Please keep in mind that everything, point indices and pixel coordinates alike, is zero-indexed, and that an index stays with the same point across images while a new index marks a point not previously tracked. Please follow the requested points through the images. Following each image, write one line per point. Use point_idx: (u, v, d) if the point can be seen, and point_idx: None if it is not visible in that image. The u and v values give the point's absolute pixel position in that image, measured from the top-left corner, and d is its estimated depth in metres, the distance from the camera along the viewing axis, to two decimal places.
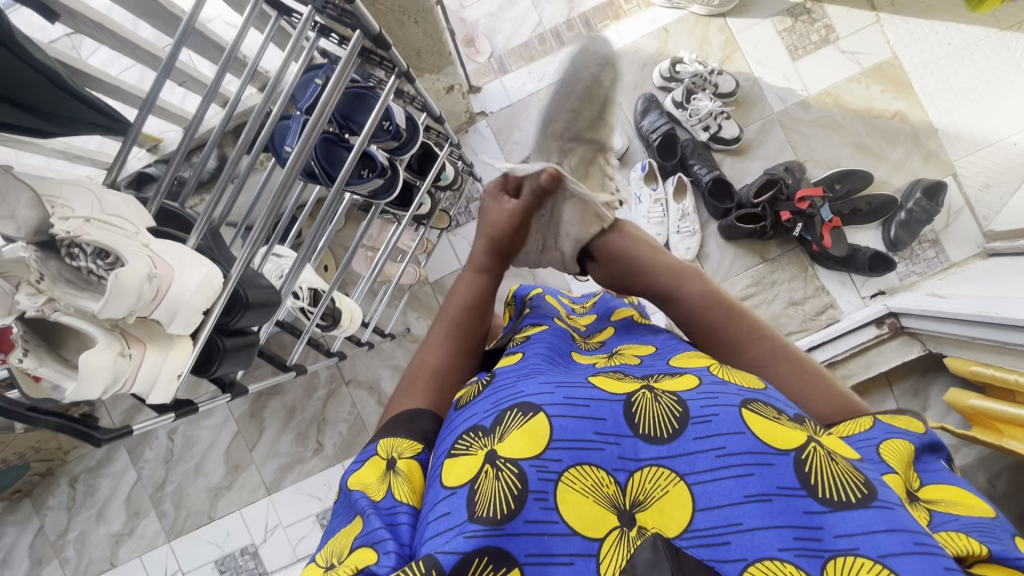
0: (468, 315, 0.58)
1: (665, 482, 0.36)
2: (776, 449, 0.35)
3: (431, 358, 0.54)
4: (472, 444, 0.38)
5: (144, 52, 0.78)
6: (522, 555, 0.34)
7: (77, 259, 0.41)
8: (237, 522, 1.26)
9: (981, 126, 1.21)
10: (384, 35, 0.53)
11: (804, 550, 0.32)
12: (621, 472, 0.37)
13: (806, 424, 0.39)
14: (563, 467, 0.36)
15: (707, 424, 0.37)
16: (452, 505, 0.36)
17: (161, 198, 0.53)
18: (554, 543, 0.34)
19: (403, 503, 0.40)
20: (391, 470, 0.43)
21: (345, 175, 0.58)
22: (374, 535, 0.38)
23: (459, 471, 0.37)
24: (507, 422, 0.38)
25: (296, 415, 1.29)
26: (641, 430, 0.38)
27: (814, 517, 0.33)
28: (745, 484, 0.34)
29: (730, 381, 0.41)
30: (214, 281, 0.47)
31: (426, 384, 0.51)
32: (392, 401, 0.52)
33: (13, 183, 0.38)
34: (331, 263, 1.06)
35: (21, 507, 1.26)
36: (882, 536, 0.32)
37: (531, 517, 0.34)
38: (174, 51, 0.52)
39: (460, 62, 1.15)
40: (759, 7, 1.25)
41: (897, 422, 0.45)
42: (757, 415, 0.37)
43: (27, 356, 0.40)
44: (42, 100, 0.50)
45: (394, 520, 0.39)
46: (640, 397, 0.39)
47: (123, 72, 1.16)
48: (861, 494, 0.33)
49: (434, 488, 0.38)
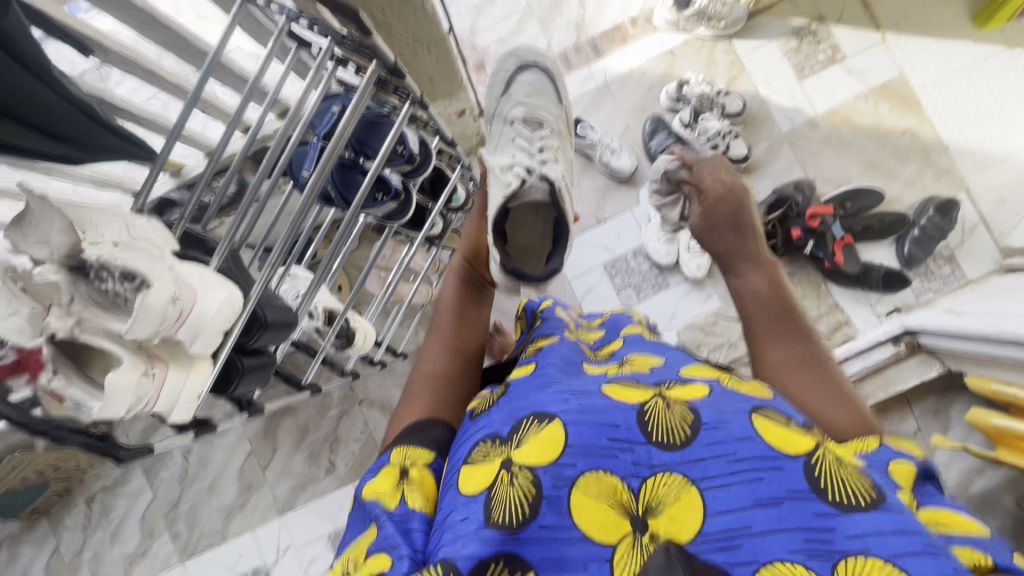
0: (453, 319, 0.60)
1: (677, 487, 0.35)
2: (786, 454, 0.35)
3: (428, 363, 0.56)
4: (489, 453, 0.38)
5: (170, 84, 0.81)
6: (536, 560, 0.34)
7: (105, 281, 0.42)
8: (249, 542, 1.26)
9: (993, 143, 1.21)
10: (400, 65, 0.56)
11: (814, 551, 0.32)
12: (634, 478, 0.36)
13: (815, 431, 0.38)
14: (577, 471, 0.36)
15: (719, 431, 0.36)
16: (469, 510, 0.35)
17: (185, 223, 0.55)
18: (569, 548, 0.34)
19: (417, 510, 0.41)
20: (404, 479, 0.43)
21: (360, 199, 0.60)
22: (389, 540, 0.39)
23: (477, 478, 0.37)
24: (523, 430, 0.38)
25: (309, 435, 1.30)
26: (654, 437, 0.37)
27: (825, 520, 0.33)
28: (756, 489, 0.34)
29: (740, 391, 0.42)
30: (235, 302, 0.49)
31: (422, 386, 0.53)
32: (398, 409, 0.53)
33: (48, 211, 0.40)
34: (345, 283, 1.09)
35: (39, 527, 1.28)
36: (893, 537, 0.31)
37: (545, 522, 0.35)
38: (202, 81, 0.55)
39: (471, 86, 1.18)
40: (765, 29, 1.27)
41: (899, 444, 0.45)
42: (766, 422, 0.37)
43: (55, 376, 0.42)
44: (69, 128, 0.52)
45: (408, 527, 0.40)
46: (653, 404, 0.39)
47: (148, 102, 1.21)
48: (871, 498, 0.33)
49: (450, 494, 0.38)
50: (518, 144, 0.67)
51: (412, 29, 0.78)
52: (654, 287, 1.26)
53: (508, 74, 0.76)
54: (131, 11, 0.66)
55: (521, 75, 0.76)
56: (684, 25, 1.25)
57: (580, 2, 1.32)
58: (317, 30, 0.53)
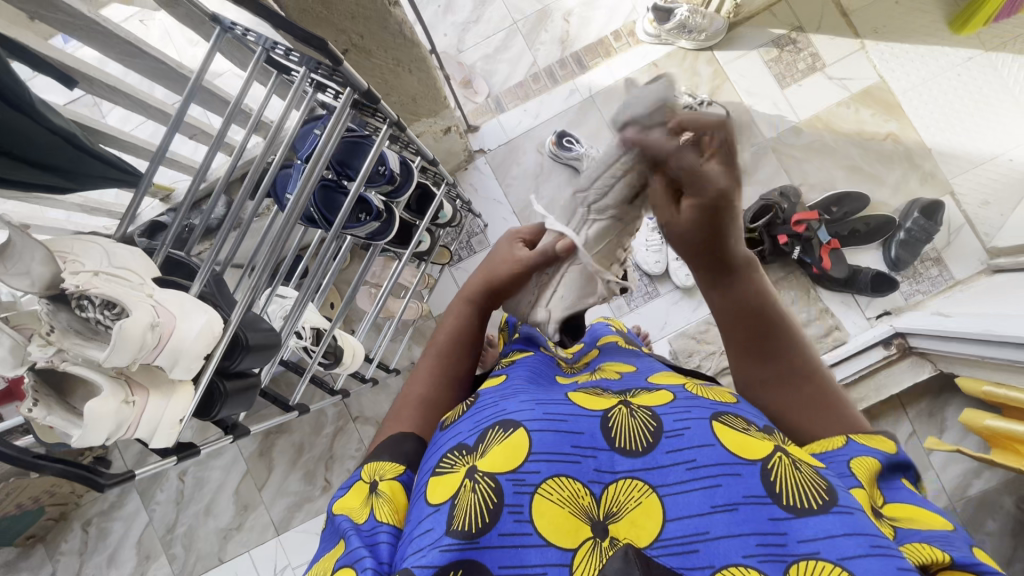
0: (456, 350, 0.58)
1: (638, 493, 0.36)
2: (743, 459, 0.35)
3: (417, 389, 0.55)
4: (456, 462, 0.38)
5: (156, 110, 0.83)
6: (495, 566, 0.33)
7: (85, 310, 0.44)
8: (246, 564, 1.25)
9: (975, 145, 1.22)
10: (373, 89, 0.57)
11: (768, 555, 0.32)
12: (596, 484, 0.37)
13: (775, 435, 0.39)
14: (541, 479, 0.36)
15: (680, 437, 0.37)
16: (434, 520, 0.35)
17: (167, 248, 0.56)
18: (529, 555, 0.34)
19: (384, 522, 0.40)
20: (374, 492, 0.43)
21: (342, 219, 0.61)
22: (354, 554, 0.38)
23: (443, 488, 0.37)
24: (487, 439, 0.38)
25: (305, 454, 1.29)
26: (617, 443, 0.38)
27: (778, 524, 0.33)
28: (713, 494, 0.34)
29: (703, 397, 0.42)
30: (214, 327, 0.49)
31: (412, 413, 0.52)
32: (381, 430, 0.52)
33: (29, 242, 0.41)
34: (337, 301, 1.10)
35: (35, 553, 1.28)
36: (842, 539, 0.31)
37: (505, 530, 0.34)
38: (184, 106, 0.56)
39: (456, 103, 1.20)
40: (745, 40, 1.29)
41: (868, 441, 0.43)
42: (726, 425, 0.38)
43: (36, 406, 0.42)
44: (55, 157, 0.53)
45: (374, 541, 0.39)
46: (617, 412, 0.40)
47: (138, 128, 1.23)
48: (821, 501, 0.33)
49: (418, 506, 0.38)
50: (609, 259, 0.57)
51: (391, 51, 0.79)
52: (645, 296, 1.27)
53: None
54: (115, 42, 0.67)
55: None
56: (666, 37, 1.27)
57: (563, 18, 1.34)
58: (296, 57, 0.55)
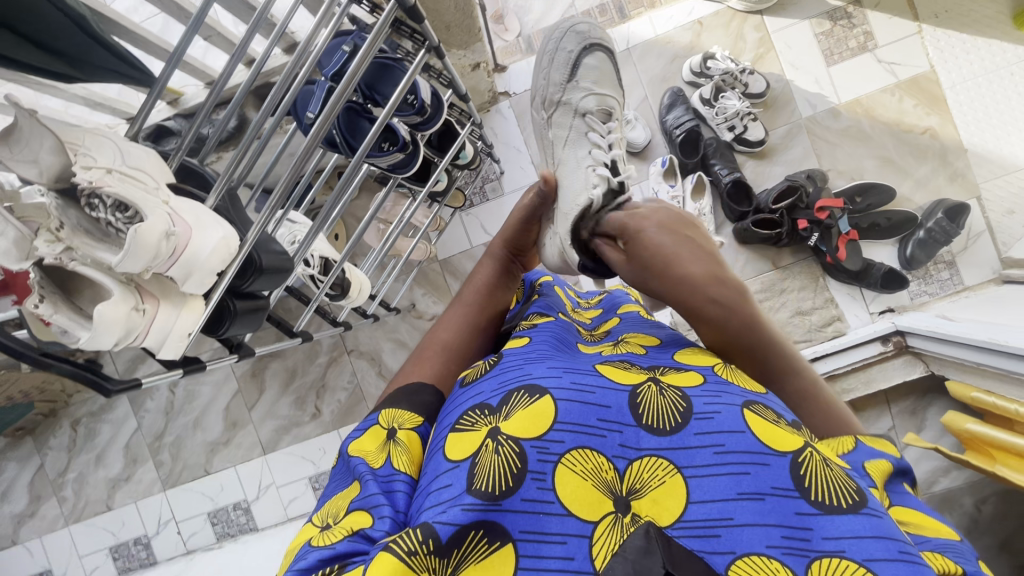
0: (480, 299, 0.58)
1: (663, 473, 0.35)
2: (775, 451, 0.35)
3: (443, 334, 0.54)
4: (477, 420, 0.38)
5: (171, 3, 0.76)
6: (515, 530, 0.34)
7: (96, 210, 0.41)
8: (231, 478, 1.29)
9: (1012, 151, 1.18)
10: (418, 7, 0.52)
11: (791, 549, 0.32)
12: (621, 460, 0.36)
13: (803, 431, 0.39)
14: (565, 449, 0.36)
15: (710, 421, 0.37)
16: (453, 477, 0.35)
17: (181, 155, 0.53)
18: (549, 522, 0.34)
19: (400, 471, 0.40)
20: (391, 440, 0.43)
21: (366, 146, 0.56)
22: (370, 499, 0.38)
23: (464, 445, 0.37)
24: (512, 402, 0.37)
25: (296, 380, 1.30)
26: (644, 421, 0.37)
27: (805, 519, 0.33)
28: (740, 481, 0.34)
29: (733, 382, 0.41)
30: (230, 245, 0.47)
31: (434, 357, 0.52)
32: (401, 371, 0.52)
33: (37, 129, 0.38)
34: (342, 233, 1.08)
35: (24, 444, 1.30)
36: (869, 541, 0.32)
37: (527, 495, 0.34)
38: (206, 5, 0.51)
39: (488, 37, 1.13)
40: (798, 8, 1.22)
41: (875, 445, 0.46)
42: (758, 416, 0.37)
43: (42, 302, 0.40)
44: (62, 41, 0.49)
45: (390, 488, 0.39)
46: (647, 389, 0.39)
47: (146, 21, 1.16)
48: (851, 501, 0.34)
49: (435, 460, 0.38)
50: (593, 138, 0.62)
51: None
52: None
53: (570, 54, 0.69)
54: None
55: (586, 58, 0.69)
56: None
57: None
58: None
